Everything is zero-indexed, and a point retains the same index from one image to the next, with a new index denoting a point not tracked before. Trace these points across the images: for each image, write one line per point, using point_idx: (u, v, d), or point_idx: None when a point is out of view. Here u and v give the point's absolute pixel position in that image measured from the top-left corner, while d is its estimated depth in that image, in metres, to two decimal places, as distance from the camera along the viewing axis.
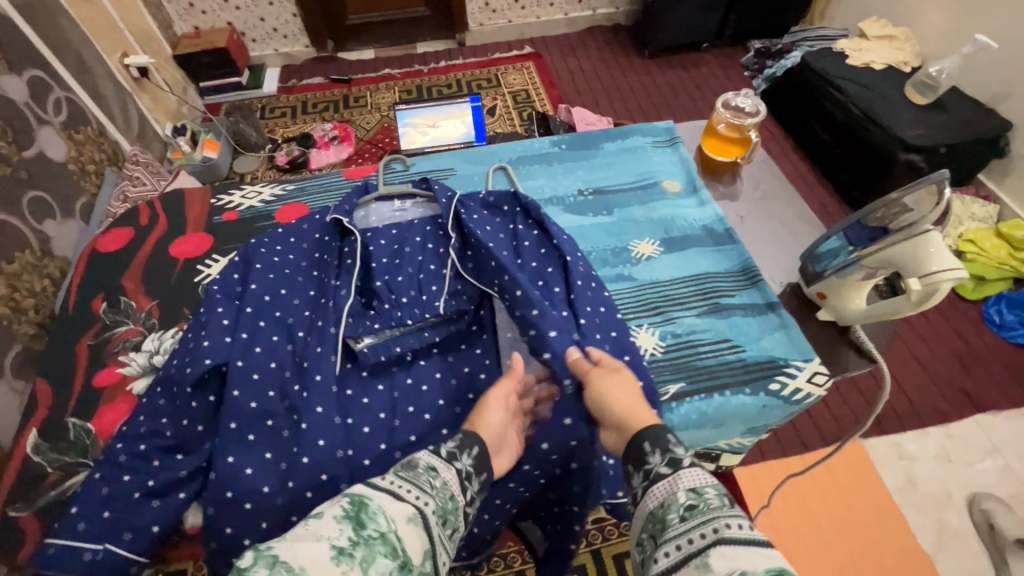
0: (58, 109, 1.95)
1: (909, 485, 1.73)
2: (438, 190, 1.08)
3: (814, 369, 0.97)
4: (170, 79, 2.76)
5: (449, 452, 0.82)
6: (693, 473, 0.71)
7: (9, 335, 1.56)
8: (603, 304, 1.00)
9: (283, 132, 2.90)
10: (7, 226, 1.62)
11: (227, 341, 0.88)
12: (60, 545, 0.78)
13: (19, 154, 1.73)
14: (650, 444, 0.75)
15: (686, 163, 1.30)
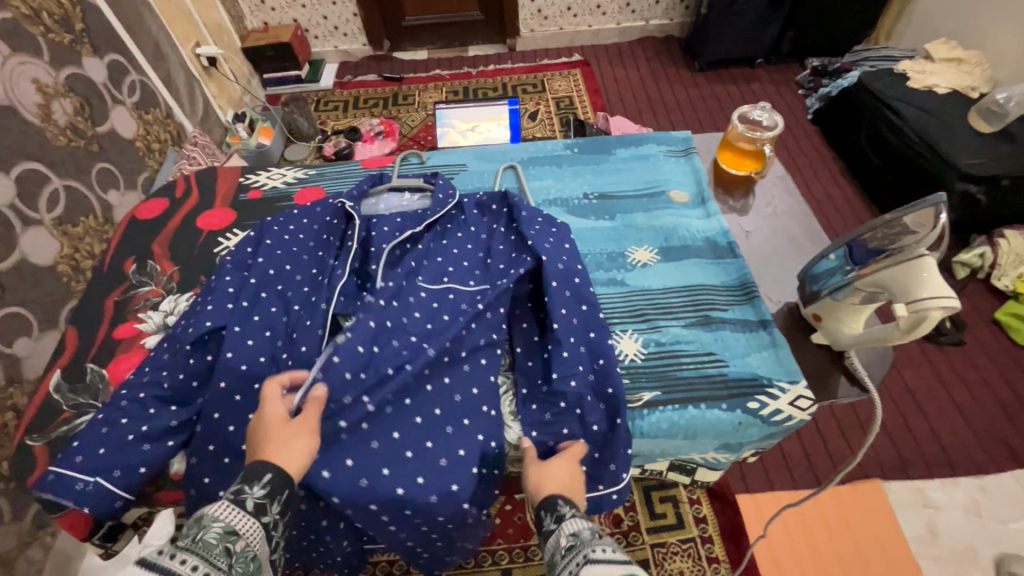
0: (132, 91, 2.15)
1: (930, 535, 1.63)
2: (439, 185, 1.18)
3: (798, 392, 0.94)
4: (236, 69, 2.96)
5: (255, 504, 0.76)
6: (573, 521, 0.77)
7: (64, 289, 1.74)
8: (587, 304, 1.02)
9: (334, 125, 3.05)
10: (75, 192, 1.82)
11: (230, 308, 0.96)
12: (58, 473, 0.83)
13: (93, 129, 1.92)
14: (544, 509, 0.81)
15: (698, 174, 1.29)
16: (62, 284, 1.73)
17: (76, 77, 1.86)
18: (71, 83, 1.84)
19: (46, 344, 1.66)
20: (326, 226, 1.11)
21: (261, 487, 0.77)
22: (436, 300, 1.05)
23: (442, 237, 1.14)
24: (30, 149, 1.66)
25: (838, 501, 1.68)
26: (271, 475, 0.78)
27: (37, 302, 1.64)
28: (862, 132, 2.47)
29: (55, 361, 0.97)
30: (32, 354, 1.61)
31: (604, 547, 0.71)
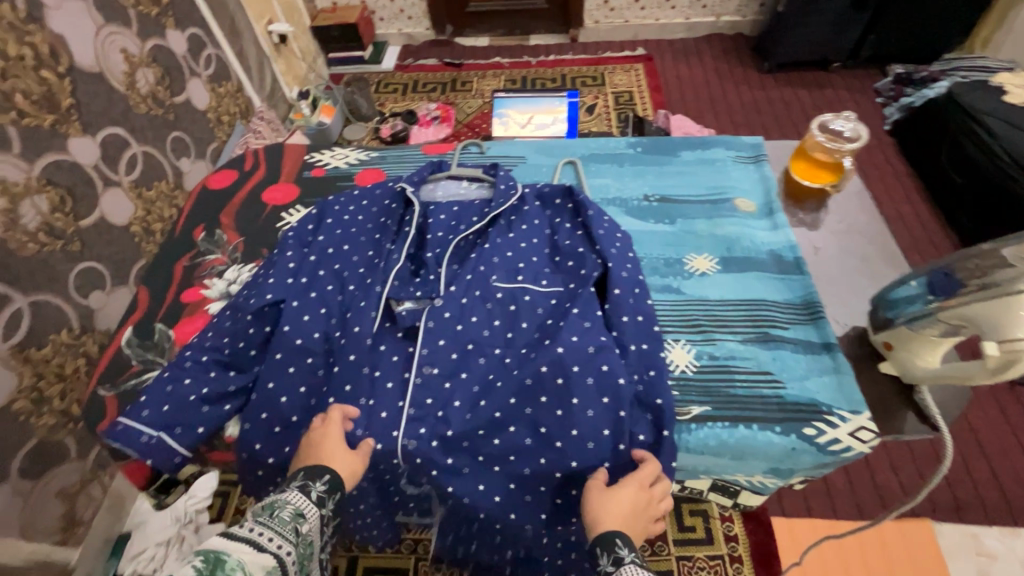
0: (209, 64, 2.24)
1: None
2: (501, 177, 1.11)
3: (860, 424, 0.88)
4: (304, 47, 3.04)
5: (317, 496, 0.76)
6: (634, 571, 0.69)
7: (135, 248, 1.85)
8: (642, 313, 0.95)
9: (392, 107, 3.09)
10: (152, 158, 1.92)
11: (289, 282, 0.98)
12: (127, 424, 0.88)
13: (171, 99, 2.02)
14: (599, 547, 0.73)
15: (767, 182, 1.22)
16: (133, 244, 1.84)
17: (159, 49, 1.96)
18: (155, 54, 1.93)
19: (117, 299, 1.77)
20: (385, 210, 1.11)
21: (320, 483, 0.77)
22: (512, 301, 0.98)
23: (507, 230, 1.07)
24: (115, 114, 1.76)
25: (881, 538, 1.60)
26: (330, 476, 0.79)
27: (111, 259, 1.75)
28: (945, 150, 2.31)
29: (129, 319, 1.02)
30: (104, 306, 1.72)
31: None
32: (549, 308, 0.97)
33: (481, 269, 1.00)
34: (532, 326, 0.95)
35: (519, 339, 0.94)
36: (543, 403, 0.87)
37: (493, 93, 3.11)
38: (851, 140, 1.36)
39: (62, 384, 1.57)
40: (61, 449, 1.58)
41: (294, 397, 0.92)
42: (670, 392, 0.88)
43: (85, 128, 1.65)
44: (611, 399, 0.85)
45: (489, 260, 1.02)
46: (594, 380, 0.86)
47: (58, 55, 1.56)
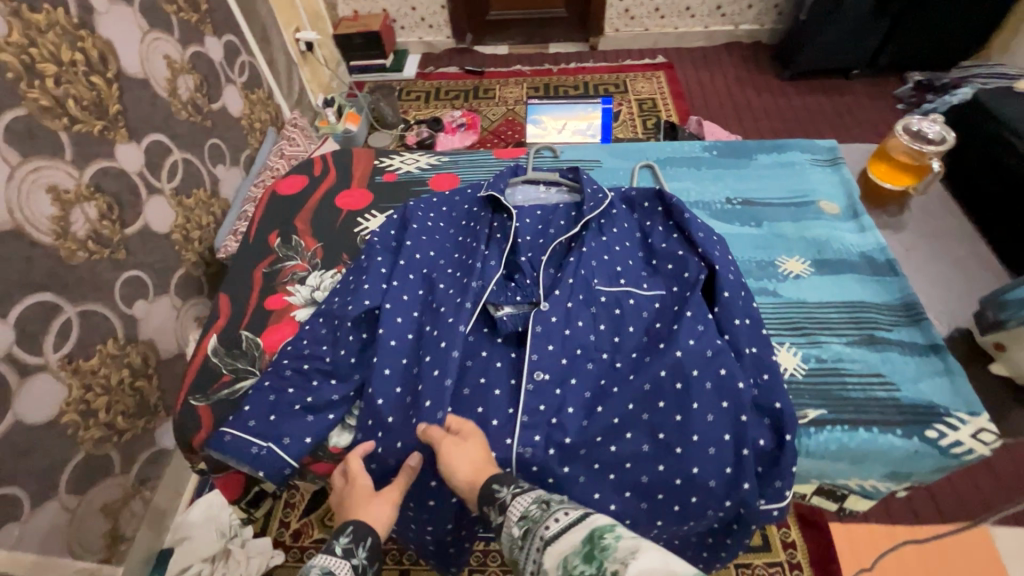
0: (243, 71, 2.23)
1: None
2: (585, 180, 1.09)
3: (981, 426, 0.87)
4: (328, 55, 3.03)
5: (344, 548, 0.81)
6: (520, 500, 0.74)
7: (175, 255, 1.82)
8: (750, 316, 0.92)
9: (416, 114, 3.08)
10: (190, 165, 1.90)
11: (382, 287, 0.99)
12: (234, 435, 0.88)
13: (208, 105, 2.00)
14: (485, 504, 0.76)
15: (849, 185, 1.22)
16: (173, 251, 1.81)
17: (198, 56, 1.95)
18: (194, 61, 1.92)
19: (158, 308, 1.73)
20: (474, 218, 1.10)
21: (345, 535, 0.83)
22: (617, 305, 0.96)
23: (600, 234, 1.05)
24: (158, 120, 1.74)
25: (941, 546, 1.57)
26: (356, 528, 0.83)
27: (152, 267, 1.72)
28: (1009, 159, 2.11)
29: (214, 326, 1.00)
30: (146, 316, 1.68)
31: (555, 517, 0.68)
32: (654, 311, 0.96)
33: (582, 273, 0.99)
34: (639, 330, 0.94)
35: (628, 344, 0.93)
36: (662, 407, 0.85)
37: (517, 100, 3.12)
38: (936, 141, 1.40)
39: (108, 394, 1.53)
40: (106, 463, 1.53)
41: (397, 403, 0.92)
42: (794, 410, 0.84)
43: (131, 134, 1.63)
44: (731, 403, 0.82)
45: (584, 262, 1.00)
46: (712, 383, 0.83)
47: (107, 61, 1.54)
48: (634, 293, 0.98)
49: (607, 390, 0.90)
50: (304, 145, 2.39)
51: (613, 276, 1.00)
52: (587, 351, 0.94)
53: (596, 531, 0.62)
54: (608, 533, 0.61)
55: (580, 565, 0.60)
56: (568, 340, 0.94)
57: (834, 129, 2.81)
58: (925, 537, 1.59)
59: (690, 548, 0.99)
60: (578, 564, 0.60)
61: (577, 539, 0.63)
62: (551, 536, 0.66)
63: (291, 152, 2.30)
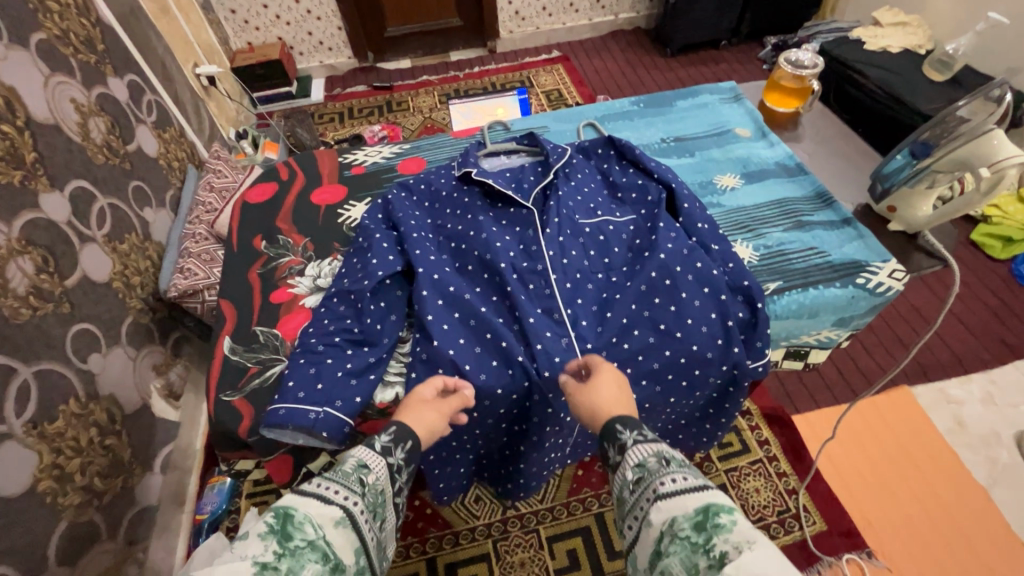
0: (151, 109, 2.15)
1: (957, 426, 1.85)
2: (543, 139, 1.22)
3: (893, 267, 1.08)
4: (231, 88, 2.97)
5: (385, 448, 0.83)
6: (640, 449, 0.79)
7: (120, 304, 1.73)
8: (707, 220, 1.10)
9: (334, 135, 3.08)
10: (118, 210, 1.81)
11: (390, 259, 1.06)
12: (289, 407, 0.93)
13: (124, 147, 1.91)
14: (610, 441, 0.84)
15: (755, 114, 1.42)
16: (118, 301, 1.72)
17: (105, 98, 1.87)
18: (102, 102, 1.83)
19: (115, 360, 1.65)
20: (455, 189, 1.20)
21: (387, 439, 0.84)
22: (600, 233, 1.11)
23: (569, 180, 1.19)
24: (80, 165, 1.66)
25: (877, 410, 1.88)
26: (401, 433, 0.86)
27: (100, 318, 1.63)
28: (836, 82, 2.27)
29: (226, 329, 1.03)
30: (103, 370, 1.59)
31: (672, 477, 0.74)
32: (631, 232, 1.11)
33: (563, 213, 1.13)
34: (622, 248, 1.10)
35: (618, 261, 1.08)
36: (657, 302, 1.00)
37: (432, 108, 3.22)
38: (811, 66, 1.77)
39: (79, 456, 1.44)
40: (92, 529, 1.45)
41: (429, 353, 1.01)
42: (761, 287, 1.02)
43: (53, 182, 1.54)
44: (712, 287, 1.00)
45: (562, 205, 1.14)
46: (694, 275, 1.01)
47: (15, 108, 1.44)
48: (612, 221, 1.13)
49: (608, 299, 1.05)
50: (234, 173, 2.29)
51: (588, 212, 1.15)
52: (584, 276, 1.08)
53: (711, 508, 0.67)
54: (723, 514, 0.66)
55: (685, 533, 0.67)
56: (567, 269, 1.07)
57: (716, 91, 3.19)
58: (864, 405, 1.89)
59: (696, 424, 1.21)
60: (683, 530, 0.67)
61: (689, 508, 0.69)
62: (663, 495, 0.72)
63: (221, 181, 2.22)
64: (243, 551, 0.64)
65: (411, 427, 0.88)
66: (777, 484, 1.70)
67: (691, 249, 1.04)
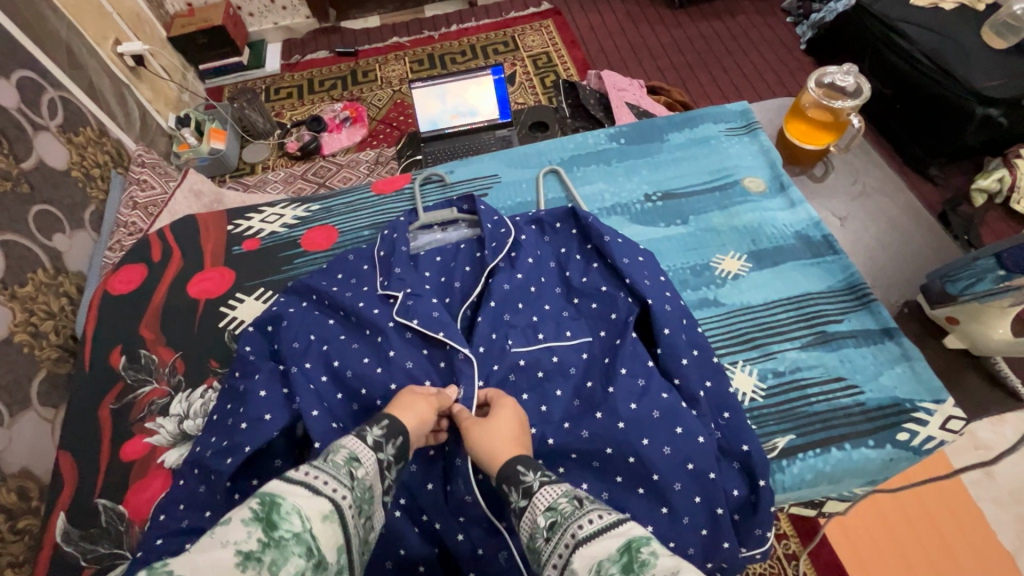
0: (55, 110, 1.20)
1: (986, 476, 1.05)
2: (482, 213, 0.88)
3: (949, 413, 0.73)
4: (169, 65, 1.91)
5: (375, 440, 0.56)
6: (550, 488, 0.53)
7: (26, 359, 0.95)
8: (698, 345, 0.76)
9: (293, 116, 2.04)
10: (15, 248, 0.98)
11: (268, 420, 0.72)
12: None
13: (15, 165, 1.04)
14: (506, 481, 0.56)
15: (770, 154, 1.01)
16: (23, 357, 0.94)
17: (38, 88, 1.17)
18: (28, 96, 1.13)
19: (27, 432, 0.89)
20: (360, 295, 0.82)
21: (377, 426, 0.57)
22: (541, 368, 0.75)
23: (513, 275, 0.83)
24: None
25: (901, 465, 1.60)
26: (388, 420, 0.58)
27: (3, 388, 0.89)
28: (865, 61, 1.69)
29: (61, 504, 0.76)
30: (9, 443, 0.86)
31: (593, 515, 0.48)
32: (582, 365, 0.76)
33: (493, 337, 0.77)
34: (569, 394, 0.75)
35: (559, 414, 0.73)
36: (621, 483, 0.69)
37: (405, 79, 2.12)
38: (855, 94, 1.00)
39: None
40: None
41: None
42: (764, 456, 0.70)
43: (17, 227, 1.00)
44: (696, 465, 0.67)
45: (493, 325, 0.78)
46: (671, 448, 0.68)
47: None
48: (554, 343, 0.77)
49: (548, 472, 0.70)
50: (166, 182, 1.29)
51: (533, 330, 0.78)
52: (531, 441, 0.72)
53: (634, 540, 0.44)
54: (647, 545, 0.43)
55: None
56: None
57: (788, 24, 2.07)
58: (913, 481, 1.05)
59: None
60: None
61: (611, 547, 0.44)
62: (583, 539, 0.46)
63: (147, 196, 1.25)
64: (218, 539, 0.42)
65: (397, 417, 0.60)
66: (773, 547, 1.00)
67: (684, 400, 0.72)
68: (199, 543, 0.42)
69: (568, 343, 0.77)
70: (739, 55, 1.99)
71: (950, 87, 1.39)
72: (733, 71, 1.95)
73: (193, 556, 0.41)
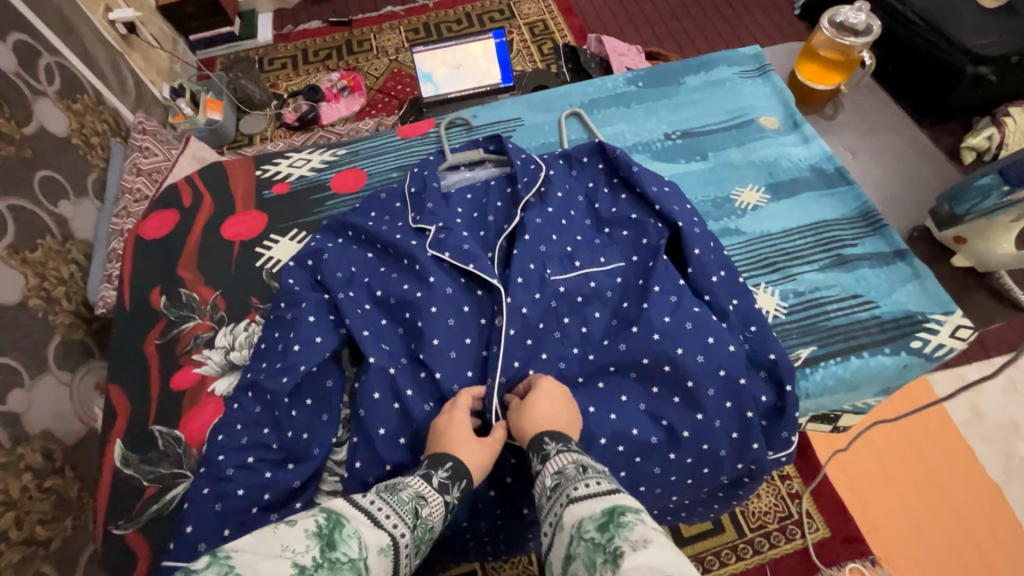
0: (52, 76, 1.19)
1: (974, 417, 1.13)
2: (512, 150, 0.91)
3: (958, 322, 0.79)
4: (160, 35, 1.87)
5: (440, 483, 0.58)
6: (562, 455, 0.56)
7: (40, 325, 0.95)
8: (725, 266, 0.80)
9: (289, 86, 2.02)
10: (22, 212, 0.98)
11: (319, 343, 0.75)
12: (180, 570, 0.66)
13: (19, 128, 1.03)
14: (530, 449, 0.60)
15: (782, 94, 1.04)
16: (37, 322, 0.95)
17: (34, 52, 1.15)
18: (27, 60, 1.12)
19: (47, 395, 0.91)
20: (396, 229, 0.85)
21: (443, 469, 0.59)
22: (580, 291, 0.79)
23: (545, 207, 0.86)
24: None
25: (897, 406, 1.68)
26: (453, 462, 0.60)
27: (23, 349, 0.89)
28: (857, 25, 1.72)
29: (117, 432, 0.78)
30: (30, 405, 0.87)
31: (591, 481, 0.52)
32: (618, 288, 0.80)
33: (532, 267, 0.79)
34: (606, 314, 0.79)
35: (598, 332, 0.77)
36: (657, 392, 0.74)
37: (401, 48, 2.11)
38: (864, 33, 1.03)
39: (19, 532, 0.80)
40: None
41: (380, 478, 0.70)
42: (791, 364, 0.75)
43: (25, 191, 1.00)
44: (728, 371, 0.72)
45: (529, 252, 0.81)
46: (705, 356, 0.73)
47: None
48: (591, 269, 0.81)
49: (591, 385, 0.75)
50: (169, 149, 1.28)
51: (568, 258, 0.82)
52: (572, 356, 0.76)
53: (620, 508, 0.47)
54: (631, 514, 0.46)
55: (591, 537, 0.46)
56: (533, 347, 0.75)
57: None
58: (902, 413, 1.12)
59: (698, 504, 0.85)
60: (588, 534, 0.46)
61: (597, 510, 0.48)
62: (576, 500, 0.50)
63: (150, 163, 1.24)
64: (280, 539, 0.45)
65: (460, 454, 0.62)
66: (778, 486, 1.06)
67: (714, 314, 0.77)
68: (263, 534, 0.46)
69: (602, 269, 0.81)
70: (735, 20, 2.02)
71: (944, 45, 1.43)
72: (728, 36, 1.98)
73: (255, 546, 0.44)
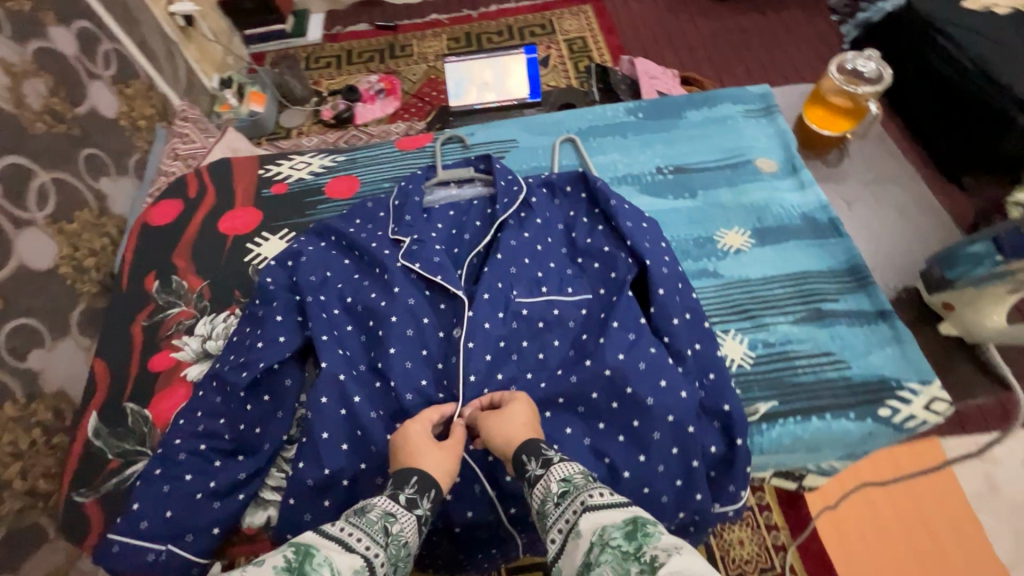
0: (110, 62, 1.28)
1: (988, 490, 1.05)
2: (498, 171, 0.92)
3: (934, 394, 0.75)
4: (217, 28, 1.98)
5: (407, 499, 0.57)
6: (566, 464, 0.57)
7: (68, 291, 1.02)
8: (690, 309, 0.79)
9: (330, 84, 2.10)
10: (64, 186, 1.05)
11: (282, 342, 0.78)
12: (123, 543, 0.70)
13: (70, 107, 1.11)
14: (526, 453, 0.60)
15: (785, 137, 1.02)
16: (66, 288, 1.01)
17: (94, 38, 1.24)
18: (86, 46, 1.20)
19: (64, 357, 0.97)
20: (375, 238, 0.87)
21: (409, 484, 0.59)
22: (541, 317, 0.79)
23: (521, 231, 0.87)
24: (41, 146, 1.01)
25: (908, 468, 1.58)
26: (418, 476, 0.60)
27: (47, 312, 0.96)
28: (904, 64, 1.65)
29: (93, 406, 0.83)
30: (48, 365, 0.94)
31: (603, 490, 0.52)
32: (580, 319, 0.80)
33: (499, 286, 0.81)
34: (564, 343, 0.79)
35: (553, 361, 0.77)
36: (603, 428, 0.73)
37: (441, 56, 2.16)
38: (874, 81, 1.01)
39: (23, 483, 0.85)
40: None
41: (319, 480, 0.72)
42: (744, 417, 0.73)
43: (70, 165, 1.08)
44: (676, 416, 0.70)
45: (497, 274, 0.82)
46: (654, 399, 0.71)
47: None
48: (555, 297, 0.82)
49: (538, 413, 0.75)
50: (205, 138, 1.37)
51: (535, 283, 0.83)
52: (523, 382, 0.76)
53: (642, 518, 0.47)
54: (654, 524, 0.47)
55: (617, 543, 0.46)
56: (485, 370, 0.76)
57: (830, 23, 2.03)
58: (905, 472, 1.07)
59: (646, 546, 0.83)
60: (614, 539, 0.46)
61: (619, 518, 0.48)
62: (592, 507, 0.50)
63: (187, 148, 1.33)
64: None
65: (424, 467, 0.62)
66: (762, 534, 1.01)
67: (670, 356, 0.76)
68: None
69: (566, 298, 0.81)
70: (777, 51, 1.98)
71: (991, 95, 1.36)
72: (767, 67, 1.94)
73: None
